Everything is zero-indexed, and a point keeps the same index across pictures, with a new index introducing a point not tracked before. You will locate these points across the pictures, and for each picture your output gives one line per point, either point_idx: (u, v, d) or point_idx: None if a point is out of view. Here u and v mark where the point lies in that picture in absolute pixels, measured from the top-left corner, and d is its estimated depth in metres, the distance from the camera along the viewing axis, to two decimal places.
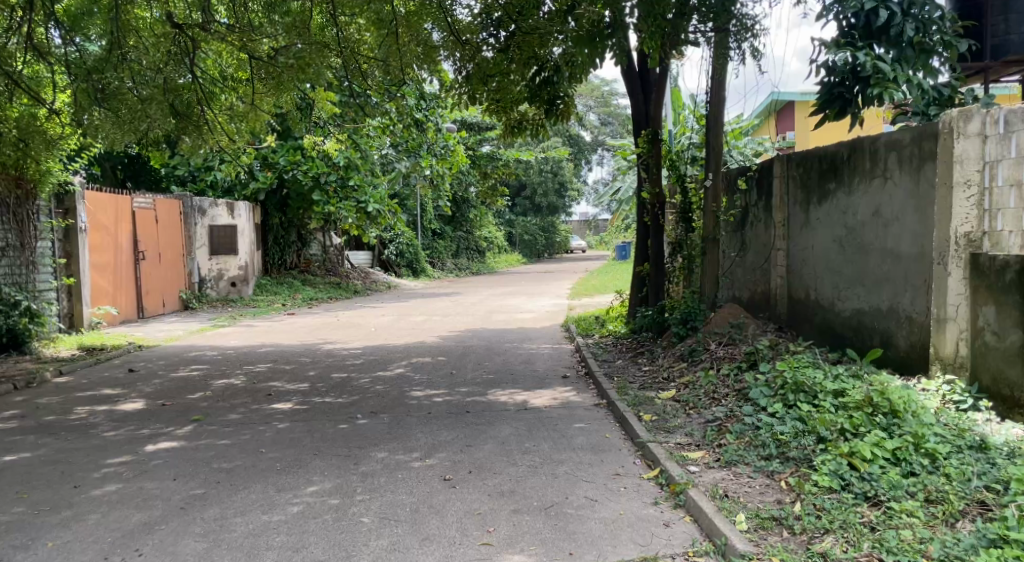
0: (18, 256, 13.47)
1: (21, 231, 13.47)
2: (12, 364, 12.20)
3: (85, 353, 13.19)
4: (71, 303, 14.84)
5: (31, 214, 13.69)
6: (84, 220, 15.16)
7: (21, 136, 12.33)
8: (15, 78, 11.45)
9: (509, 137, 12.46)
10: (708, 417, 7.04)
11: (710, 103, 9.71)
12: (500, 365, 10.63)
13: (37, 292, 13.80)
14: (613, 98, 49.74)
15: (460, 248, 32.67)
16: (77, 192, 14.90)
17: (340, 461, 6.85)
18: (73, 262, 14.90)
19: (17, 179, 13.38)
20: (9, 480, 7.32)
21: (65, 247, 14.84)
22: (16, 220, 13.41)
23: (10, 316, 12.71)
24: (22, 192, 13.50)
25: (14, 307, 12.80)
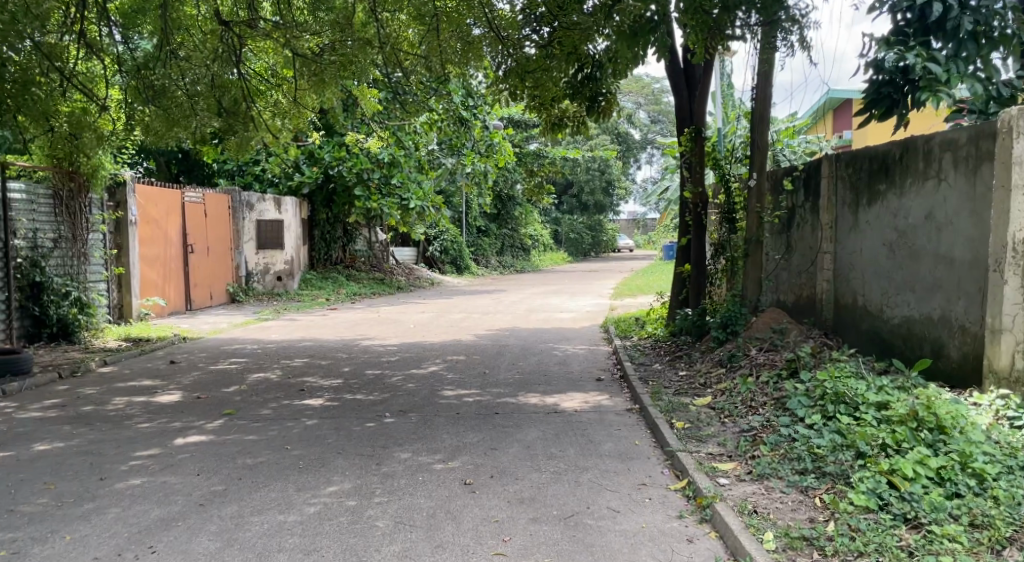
0: (70, 248, 13.50)
1: (74, 224, 13.59)
2: (58, 353, 12.32)
3: (132, 344, 13.32)
4: (121, 295, 14.97)
5: (83, 207, 13.80)
6: (135, 213, 15.33)
7: (73, 130, 12.45)
8: (68, 72, 11.56)
9: (551, 134, 12.26)
10: (742, 427, 6.76)
11: (756, 98, 9.40)
12: (535, 365, 10.44)
13: (88, 283, 13.91)
14: (664, 96, 49.28)
15: (505, 245, 32.57)
16: (128, 183, 15.01)
17: (363, 461, 6.71)
18: (123, 253, 15.02)
19: (70, 172, 13.49)
20: (38, 471, 7.34)
21: (116, 239, 15.01)
22: (69, 213, 13.51)
23: (61, 305, 12.85)
24: (75, 185, 13.60)
25: (65, 297, 12.96)
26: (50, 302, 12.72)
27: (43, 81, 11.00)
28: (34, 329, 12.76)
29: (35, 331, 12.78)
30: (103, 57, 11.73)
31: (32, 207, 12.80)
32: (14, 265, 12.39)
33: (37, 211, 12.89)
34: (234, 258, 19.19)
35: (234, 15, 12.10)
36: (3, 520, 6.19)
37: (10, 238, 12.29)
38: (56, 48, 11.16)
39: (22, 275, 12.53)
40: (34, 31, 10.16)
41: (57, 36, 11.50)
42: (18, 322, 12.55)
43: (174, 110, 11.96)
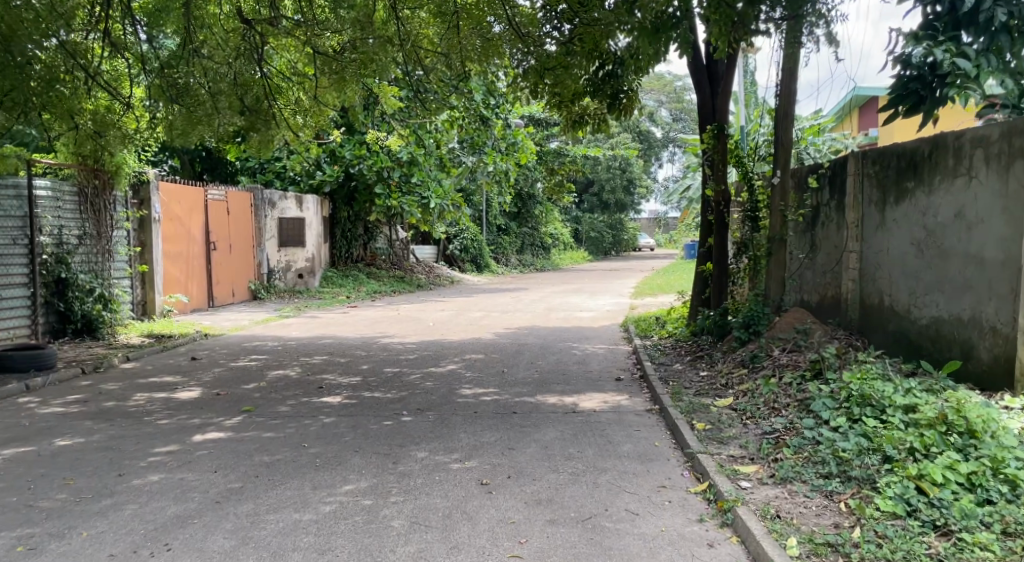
0: (95, 245, 13.53)
1: (98, 221, 13.62)
2: (82, 348, 12.36)
3: (155, 340, 13.36)
4: (144, 291, 15.02)
5: (108, 205, 13.84)
6: (158, 211, 15.37)
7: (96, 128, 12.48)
8: (92, 70, 11.59)
9: (571, 131, 12.14)
10: (765, 429, 6.63)
11: (781, 95, 9.26)
12: (554, 364, 10.34)
13: (112, 280, 13.94)
14: (686, 93, 49.02)
15: (525, 244, 32.48)
16: (151, 181, 15.06)
17: (379, 460, 6.64)
18: (147, 250, 15.09)
19: (95, 170, 13.52)
20: (57, 466, 7.33)
21: (139, 237, 15.07)
22: (94, 210, 13.54)
23: (85, 302, 12.89)
24: (99, 182, 13.64)
25: (90, 294, 12.97)
26: (74, 298, 12.76)
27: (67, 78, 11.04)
28: (59, 325, 12.83)
29: (60, 328, 12.84)
30: (126, 55, 11.73)
31: (57, 205, 12.87)
32: (39, 262, 12.44)
33: (62, 208, 12.95)
34: (255, 256, 19.22)
35: (254, 13, 12.08)
36: (21, 516, 6.17)
37: (35, 234, 12.34)
38: (81, 46, 11.19)
39: (47, 272, 12.57)
40: (59, 29, 10.18)
41: (82, 35, 11.54)
42: (43, 318, 12.62)
43: (197, 108, 12.03)
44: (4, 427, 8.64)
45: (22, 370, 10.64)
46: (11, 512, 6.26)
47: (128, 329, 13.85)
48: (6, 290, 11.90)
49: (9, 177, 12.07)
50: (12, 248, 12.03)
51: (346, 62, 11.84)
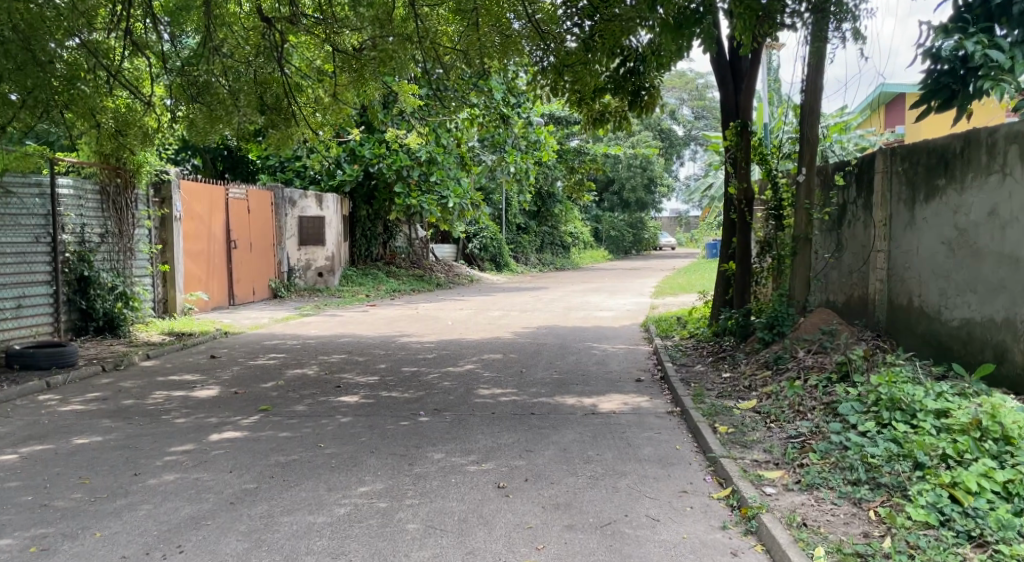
0: (117, 243, 13.56)
1: (120, 219, 13.63)
2: (103, 346, 12.34)
3: (175, 338, 13.35)
4: (165, 290, 15.03)
5: (129, 203, 13.85)
6: (179, 209, 15.38)
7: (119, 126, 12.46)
8: (113, 68, 11.58)
9: (592, 129, 11.98)
10: (790, 433, 6.48)
11: (807, 90, 9.08)
12: (573, 365, 10.21)
13: (134, 278, 13.95)
14: (708, 91, 48.71)
15: (545, 243, 32.35)
16: (173, 180, 15.07)
17: (395, 461, 6.54)
18: (168, 248, 15.10)
19: (116, 168, 13.57)
20: (74, 466, 7.27)
21: (161, 235, 15.08)
22: (115, 208, 13.58)
23: (107, 300, 12.92)
24: (121, 181, 13.69)
25: (111, 291, 13.01)
26: (96, 296, 12.75)
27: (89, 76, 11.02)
28: (81, 323, 12.81)
29: (82, 325, 12.82)
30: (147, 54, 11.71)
31: (80, 203, 12.89)
32: (61, 260, 12.45)
33: (84, 206, 12.97)
34: (276, 254, 19.22)
35: (275, 11, 12.02)
36: (35, 515, 6.11)
37: (58, 232, 12.35)
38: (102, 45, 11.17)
39: (70, 270, 12.57)
40: (80, 27, 10.15)
41: (105, 34, 11.53)
42: (65, 315, 12.62)
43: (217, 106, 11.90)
44: (23, 424, 8.61)
45: (43, 368, 10.64)
46: (25, 512, 6.21)
47: (149, 327, 13.86)
48: (29, 288, 11.91)
49: (33, 175, 12.05)
50: (36, 246, 12.02)
51: (366, 60, 11.77)
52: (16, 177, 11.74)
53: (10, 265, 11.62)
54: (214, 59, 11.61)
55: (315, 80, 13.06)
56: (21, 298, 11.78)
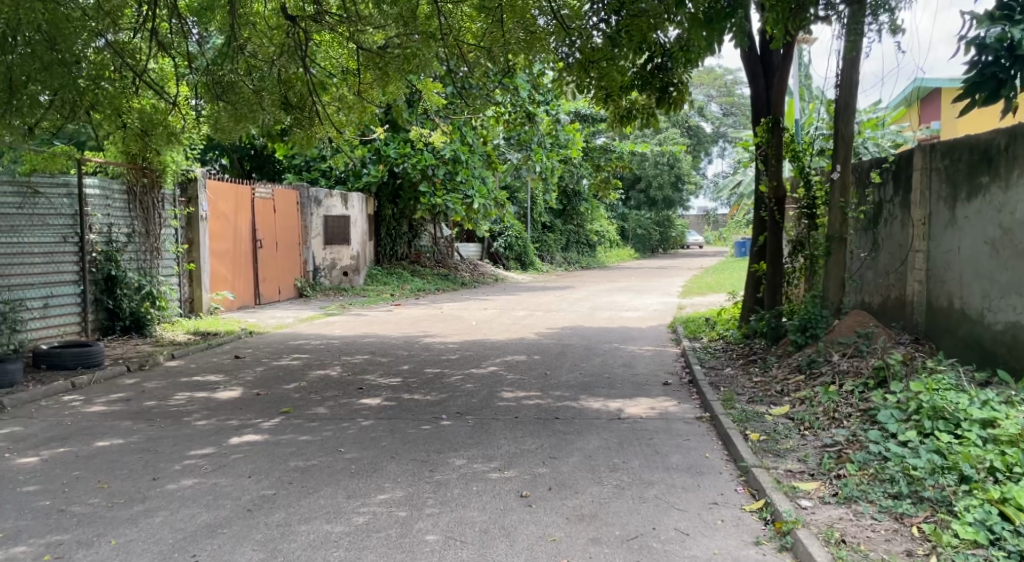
0: (144, 243, 13.52)
1: (147, 219, 13.60)
2: (129, 345, 12.29)
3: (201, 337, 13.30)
4: (192, 290, 15.00)
5: (157, 203, 13.82)
6: (205, 209, 15.32)
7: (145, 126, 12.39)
8: (138, 68, 11.52)
9: (618, 126, 11.69)
10: (826, 441, 6.25)
11: (841, 85, 8.83)
12: (599, 367, 10.00)
13: (161, 278, 13.91)
14: (737, 87, 48.28)
15: (570, 242, 32.14)
16: (199, 179, 15.01)
17: (415, 467, 6.36)
18: (195, 249, 15.06)
19: (144, 168, 13.49)
20: (93, 470, 7.09)
21: (188, 234, 15.04)
22: (142, 208, 13.53)
23: (133, 299, 12.88)
24: (148, 180, 13.60)
25: (138, 291, 12.96)
26: (123, 295, 12.73)
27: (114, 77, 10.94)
28: (108, 322, 12.78)
29: (109, 324, 12.79)
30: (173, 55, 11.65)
31: (107, 202, 12.88)
32: (88, 260, 12.44)
33: (111, 206, 12.96)
34: (302, 254, 19.15)
35: (299, 9, 11.90)
36: (52, 520, 5.89)
37: (86, 232, 12.34)
38: (128, 45, 11.10)
39: (97, 269, 12.56)
40: (106, 28, 10.08)
41: (131, 34, 11.55)
42: (93, 314, 12.59)
43: (241, 105, 11.97)
44: (45, 426, 8.51)
45: (69, 367, 10.59)
46: (42, 516, 6.00)
47: (175, 326, 13.81)
48: (57, 288, 11.89)
49: (61, 176, 12.02)
50: (63, 245, 12.02)
51: (390, 57, 11.61)
52: (44, 177, 11.76)
53: (37, 265, 11.60)
54: (238, 58, 11.50)
55: (338, 78, 12.93)
56: (49, 298, 11.75)
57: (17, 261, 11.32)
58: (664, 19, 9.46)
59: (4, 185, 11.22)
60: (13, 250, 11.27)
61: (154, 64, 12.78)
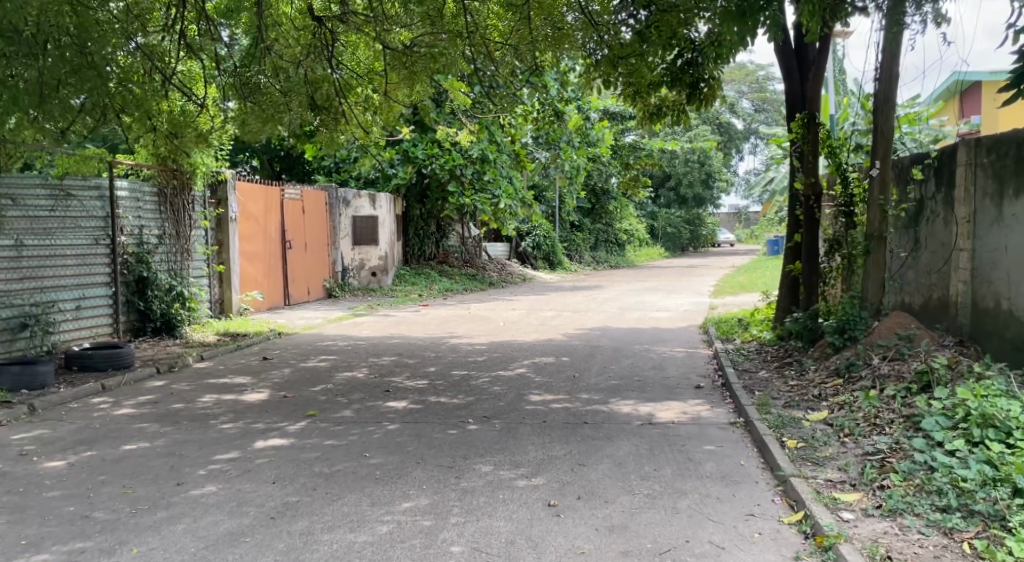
0: (175, 244, 13.51)
1: (178, 221, 13.59)
2: (159, 347, 12.28)
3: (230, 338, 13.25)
4: (222, 291, 14.99)
5: (187, 204, 13.81)
6: (235, 211, 15.26)
7: (174, 128, 12.36)
8: (166, 70, 11.49)
9: (648, 124, 11.46)
10: (867, 449, 6.03)
11: (881, 78, 8.57)
12: (629, 370, 9.78)
13: (191, 279, 13.90)
14: (769, 82, 47.78)
15: (599, 241, 31.88)
16: (229, 181, 14.97)
17: (441, 473, 6.15)
18: (224, 250, 15.02)
19: (174, 170, 13.48)
20: (118, 472, 6.78)
21: (217, 236, 15.01)
22: (173, 210, 13.52)
23: (163, 300, 12.86)
24: (179, 182, 13.60)
25: (168, 292, 12.95)
26: (154, 297, 12.71)
27: (142, 81, 10.89)
28: (139, 323, 12.78)
29: (140, 326, 12.79)
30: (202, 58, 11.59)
31: (138, 205, 12.87)
32: (120, 261, 12.45)
33: (142, 209, 12.96)
34: (331, 254, 19.12)
35: (325, 10, 11.80)
36: (75, 526, 5.58)
37: (117, 234, 12.36)
38: (157, 47, 11.14)
39: (128, 271, 12.56)
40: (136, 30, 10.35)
41: (160, 37, 11.54)
42: (124, 316, 12.60)
43: (269, 105, 12.04)
44: (74, 429, 8.30)
45: (99, 370, 10.54)
46: (65, 523, 5.64)
47: (205, 327, 13.77)
48: (89, 289, 11.89)
49: (93, 178, 12.01)
50: (95, 248, 12.00)
51: (415, 57, 11.46)
52: (76, 179, 11.75)
53: (70, 266, 11.60)
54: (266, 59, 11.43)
55: (364, 78, 12.81)
56: (81, 299, 11.75)
57: (50, 263, 11.31)
58: (693, 15, 9.29)
59: (36, 189, 11.21)
60: (47, 253, 11.24)
61: (182, 65, 12.75)
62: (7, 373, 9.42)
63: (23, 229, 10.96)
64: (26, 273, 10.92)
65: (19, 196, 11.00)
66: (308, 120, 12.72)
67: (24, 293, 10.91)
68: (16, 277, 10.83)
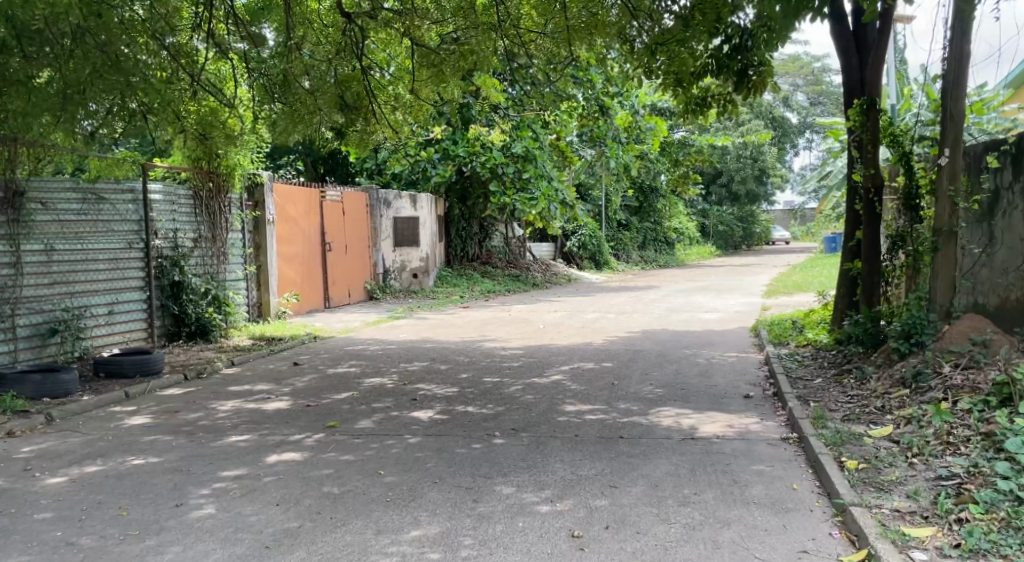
0: (210, 248, 13.08)
1: (213, 223, 13.15)
2: (192, 352, 11.74)
3: (264, 343, 12.76)
4: (259, 294, 14.58)
5: (223, 207, 13.36)
6: (273, 213, 14.80)
7: (202, 128, 11.89)
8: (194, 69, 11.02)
9: (692, 117, 10.45)
10: (940, 473, 5.33)
11: (949, 59, 7.81)
12: (672, 377, 9.08)
13: (227, 282, 13.47)
14: (825, 74, 46.74)
15: (647, 239, 31.10)
16: (267, 183, 14.48)
17: (458, 495, 5.54)
18: (262, 252, 14.57)
19: (209, 172, 13.02)
20: (116, 490, 5.83)
21: (254, 239, 14.52)
22: (208, 212, 13.05)
23: (198, 305, 12.37)
24: (214, 184, 13.14)
25: (203, 296, 12.45)
26: (188, 301, 12.23)
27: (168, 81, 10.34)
28: (174, 328, 12.29)
29: (175, 330, 12.30)
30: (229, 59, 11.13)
31: (172, 208, 12.41)
32: (153, 266, 11.99)
33: (177, 211, 12.49)
34: (371, 256, 18.69)
35: (355, 6, 11.31)
36: (56, 556, 4.93)
37: (151, 238, 11.93)
38: (186, 47, 10.60)
39: (161, 274, 12.09)
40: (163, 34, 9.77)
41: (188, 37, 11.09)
42: (158, 320, 12.12)
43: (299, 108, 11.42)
44: (86, 441, 7.21)
45: (128, 376, 9.83)
46: (48, 551, 5.00)
47: (241, 331, 13.37)
48: (121, 293, 11.44)
49: (126, 181, 11.57)
50: (128, 252, 11.56)
51: (445, 55, 10.76)
52: (109, 182, 11.31)
53: (102, 270, 11.18)
54: (296, 59, 10.96)
55: (396, 75, 12.30)
56: (113, 304, 11.31)
57: (82, 267, 10.89)
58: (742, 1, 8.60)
59: (67, 192, 10.76)
60: (78, 257, 10.82)
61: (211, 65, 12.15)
62: (29, 381, 8.62)
63: (54, 234, 10.53)
64: (56, 278, 10.49)
65: (50, 199, 10.55)
66: (338, 122, 12.11)
67: (55, 298, 10.49)
68: (46, 282, 10.39)
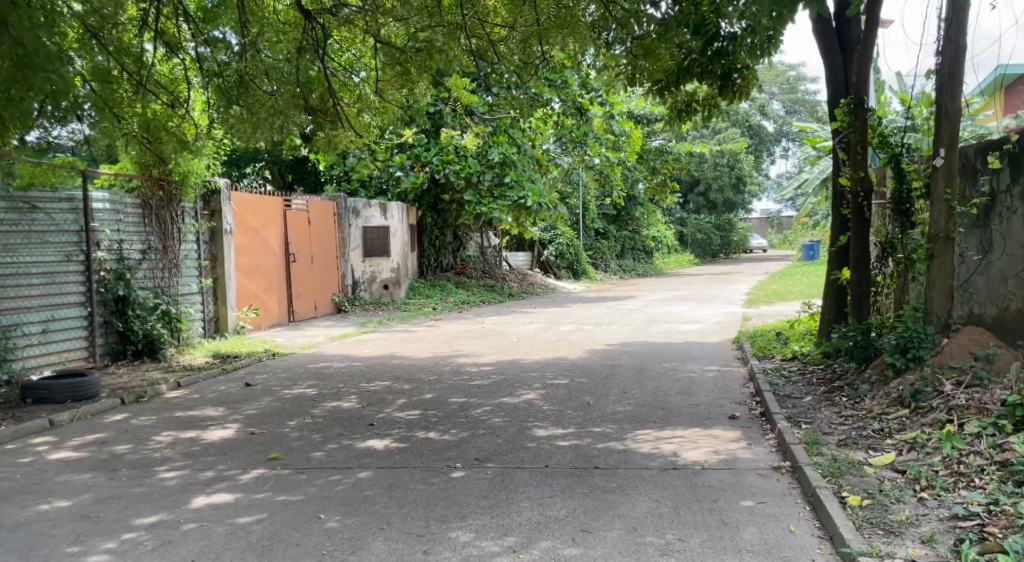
0: (160, 259, 12.18)
1: (164, 233, 12.26)
2: (137, 373, 10.90)
3: (220, 361, 11.95)
4: (217, 307, 13.67)
5: (175, 216, 12.50)
6: (231, 223, 13.93)
7: (147, 133, 10.83)
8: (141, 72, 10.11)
9: (676, 124, 9.74)
10: (955, 512, 4.79)
11: (944, 52, 7.21)
12: (652, 396, 8.42)
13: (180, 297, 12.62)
14: (801, 82, 46.73)
15: (625, 248, 30.50)
16: (223, 190, 13.61)
17: (408, 544, 4.86)
18: (219, 264, 13.67)
19: (159, 179, 12.15)
20: (10, 544, 5.08)
21: (210, 250, 13.62)
22: (158, 221, 12.19)
23: (146, 321, 11.51)
24: (164, 194, 12.26)
25: (151, 312, 11.60)
26: (135, 317, 11.37)
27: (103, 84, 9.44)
28: (119, 346, 11.43)
29: (120, 349, 11.44)
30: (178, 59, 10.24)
31: (117, 218, 11.54)
32: (96, 279, 11.09)
33: (123, 222, 11.62)
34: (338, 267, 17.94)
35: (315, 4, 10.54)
36: None
37: (93, 249, 11.02)
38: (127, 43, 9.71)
39: (105, 289, 11.20)
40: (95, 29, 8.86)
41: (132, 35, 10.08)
42: (102, 338, 11.24)
43: (256, 111, 10.40)
44: None
45: (58, 402, 8.98)
46: None
47: (195, 349, 12.52)
48: (59, 310, 10.52)
49: (65, 190, 10.69)
50: (66, 265, 10.65)
51: (411, 53, 10.01)
52: (45, 191, 10.40)
53: (37, 285, 10.26)
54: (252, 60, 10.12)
55: (362, 77, 11.53)
56: (49, 322, 10.37)
57: (14, 282, 9.96)
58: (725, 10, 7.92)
59: None
60: (9, 270, 9.89)
61: (161, 67, 11.19)
62: None
63: None
64: None
65: None
66: (300, 124, 11.16)
67: None
68: None
